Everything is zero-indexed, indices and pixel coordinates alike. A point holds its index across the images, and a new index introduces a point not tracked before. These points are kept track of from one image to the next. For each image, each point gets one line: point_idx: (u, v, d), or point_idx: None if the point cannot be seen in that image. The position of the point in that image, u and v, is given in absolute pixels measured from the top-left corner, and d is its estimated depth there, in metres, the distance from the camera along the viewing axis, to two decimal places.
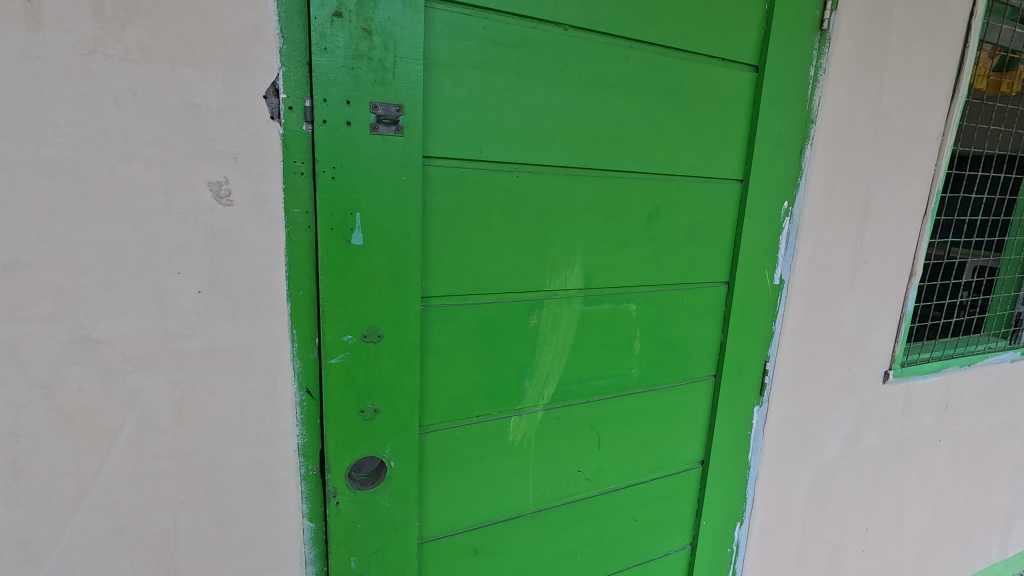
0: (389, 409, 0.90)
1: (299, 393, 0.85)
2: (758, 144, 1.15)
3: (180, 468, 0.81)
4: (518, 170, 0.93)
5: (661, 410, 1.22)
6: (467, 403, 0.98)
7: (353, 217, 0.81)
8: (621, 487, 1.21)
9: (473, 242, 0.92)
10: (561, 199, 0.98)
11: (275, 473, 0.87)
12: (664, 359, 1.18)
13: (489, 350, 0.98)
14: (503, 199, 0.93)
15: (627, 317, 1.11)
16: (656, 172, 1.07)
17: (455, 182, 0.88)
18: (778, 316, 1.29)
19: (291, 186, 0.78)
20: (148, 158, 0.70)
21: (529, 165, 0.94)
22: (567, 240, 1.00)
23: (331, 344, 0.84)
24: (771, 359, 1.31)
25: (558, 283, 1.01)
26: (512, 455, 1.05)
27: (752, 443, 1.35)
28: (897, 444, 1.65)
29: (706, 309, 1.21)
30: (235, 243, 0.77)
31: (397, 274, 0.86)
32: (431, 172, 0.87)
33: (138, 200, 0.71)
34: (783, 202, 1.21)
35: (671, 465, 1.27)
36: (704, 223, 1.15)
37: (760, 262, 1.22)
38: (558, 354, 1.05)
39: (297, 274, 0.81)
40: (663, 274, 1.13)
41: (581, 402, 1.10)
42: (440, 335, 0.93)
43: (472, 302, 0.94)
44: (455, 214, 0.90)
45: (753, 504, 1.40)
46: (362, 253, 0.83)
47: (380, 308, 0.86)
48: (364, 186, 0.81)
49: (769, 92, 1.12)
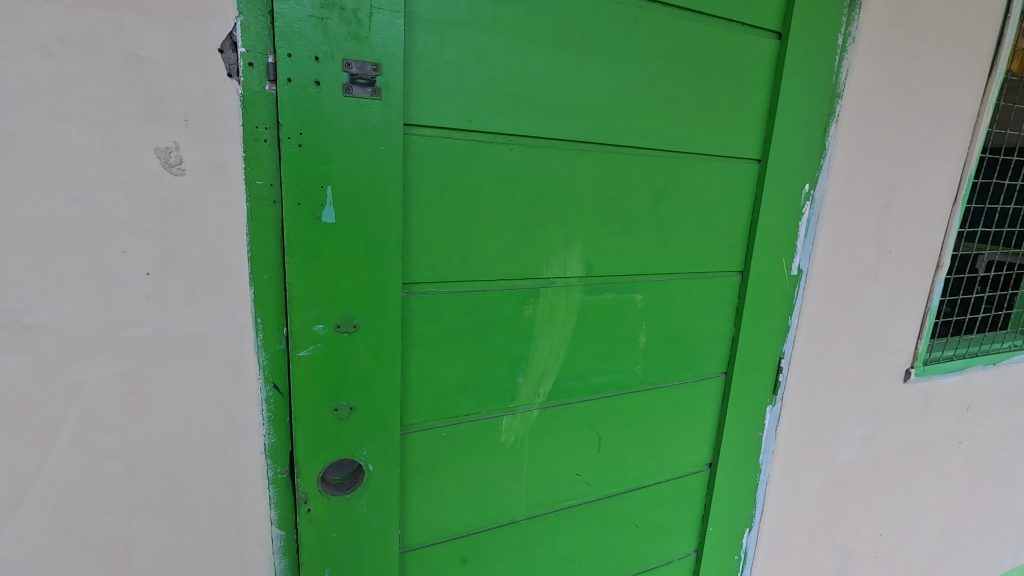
0: (366, 406, 0.81)
1: (266, 388, 0.77)
2: (778, 120, 1.04)
3: (132, 469, 0.73)
4: (512, 143, 0.83)
5: (666, 409, 1.13)
6: (454, 400, 0.89)
7: (324, 190, 0.72)
8: (622, 491, 1.13)
9: (462, 222, 0.82)
10: (560, 177, 0.88)
11: (240, 475, 0.78)
12: (671, 354, 1.09)
13: (479, 342, 0.89)
14: (495, 175, 0.83)
15: (632, 309, 1.01)
16: (665, 148, 0.97)
17: (441, 154, 0.79)
18: (795, 309, 1.19)
19: (252, 155, 0.69)
20: (85, 117, 0.61)
21: (525, 137, 0.84)
22: (565, 222, 0.90)
23: (299, 335, 0.75)
24: (786, 356, 1.22)
25: (556, 269, 0.92)
26: (503, 456, 0.96)
27: (764, 445, 1.27)
28: (915, 447, 1.55)
29: (717, 300, 1.11)
30: (188, 218, 0.68)
31: (375, 258, 0.76)
32: (414, 142, 0.77)
33: (73, 166, 0.62)
34: (803, 185, 1.11)
35: (676, 468, 1.19)
36: (718, 206, 1.05)
37: (777, 250, 1.13)
38: (555, 348, 0.95)
39: (261, 254, 0.72)
40: (672, 262, 1.03)
41: (580, 400, 1.01)
42: (425, 326, 0.84)
43: (460, 289, 0.85)
44: (441, 190, 0.80)
45: (763, 509, 1.32)
46: (334, 232, 0.73)
47: (356, 295, 0.76)
48: (336, 156, 0.71)
49: (792, 63, 1.02)
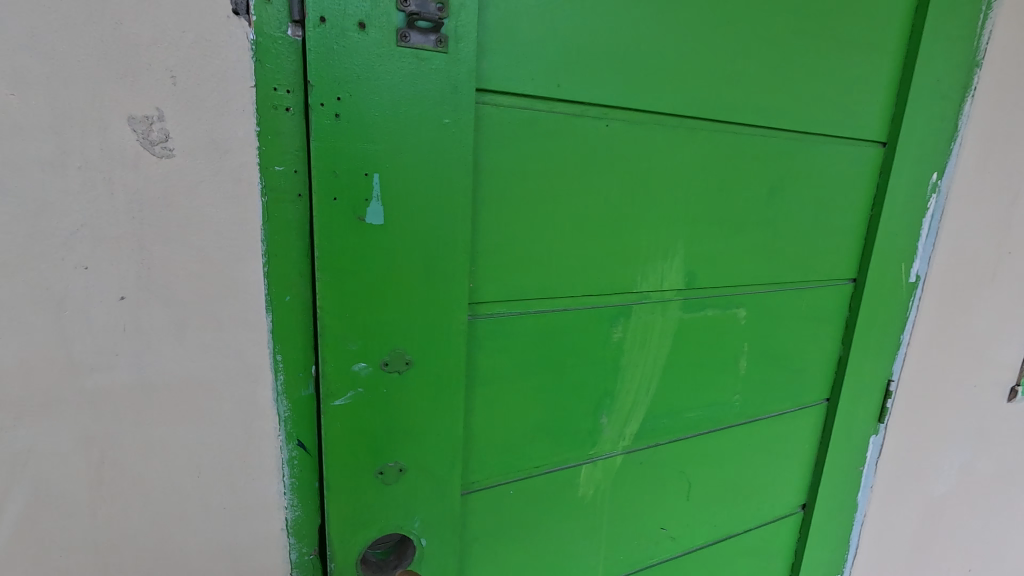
0: (420, 467, 0.61)
1: (288, 447, 0.57)
2: (913, 94, 0.84)
3: (106, 567, 0.52)
4: (607, 117, 0.63)
5: (763, 445, 0.94)
6: (526, 450, 0.70)
7: (370, 179, 0.51)
8: (709, 543, 0.94)
9: (543, 222, 0.62)
10: (663, 162, 0.68)
11: (254, 562, 0.59)
12: (773, 380, 0.90)
13: (558, 375, 0.69)
14: (586, 160, 0.63)
15: (734, 327, 0.82)
16: (785, 127, 0.76)
17: (520, 131, 0.58)
18: (909, 323, 1.00)
19: (269, 129, 0.48)
20: (19, 70, 0.40)
21: (622, 111, 0.64)
22: (665, 221, 0.70)
23: (334, 378, 0.55)
24: (895, 378, 1.03)
25: (651, 282, 0.72)
26: (579, 513, 0.77)
27: (863, 481, 1.08)
28: (1013, 473, 1.37)
29: (826, 314, 0.92)
30: (178, 219, 0.47)
31: (434, 272, 0.56)
32: (487, 116, 0.56)
33: (4, 144, 0.41)
34: (932, 174, 0.91)
35: (768, 512, 1.00)
36: (836, 199, 0.85)
37: (896, 253, 0.93)
38: (646, 378, 0.76)
39: (281, 268, 0.52)
40: (782, 269, 0.83)
41: (670, 441, 0.82)
42: (492, 358, 0.64)
43: (538, 310, 0.65)
44: (518, 181, 0.59)
45: (856, 552, 1.13)
46: (382, 239, 0.53)
47: (410, 323, 0.56)
48: (387, 130, 0.51)
49: (935, 21, 0.82)
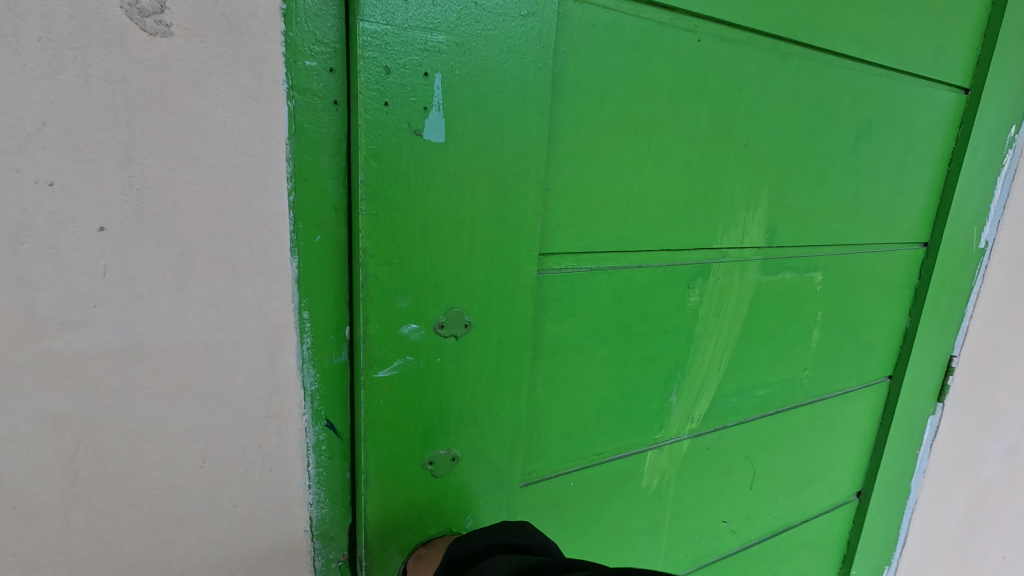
0: (474, 455, 0.51)
1: (315, 429, 0.45)
2: (1004, 32, 0.75)
3: None
4: (702, 33, 0.52)
5: (827, 427, 0.85)
6: (590, 434, 0.59)
7: (431, 81, 0.40)
8: (769, 536, 0.85)
9: (623, 159, 0.52)
10: (755, 95, 0.58)
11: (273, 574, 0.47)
12: (843, 354, 0.81)
13: (629, 346, 0.59)
14: (674, 83, 0.52)
15: (811, 293, 0.72)
16: (878, 61, 0.66)
17: (605, 41, 0.47)
18: (974, 294, 0.92)
19: (298, 8, 0.37)
20: None
21: (718, 26, 0.53)
22: (752, 166, 0.60)
23: (378, 344, 0.43)
24: (957, 354, 0.95)
25: (732, 237, 0.62)
26: (644, 507, 0.68)
27: (917, 465, 1.01)
28: None
29: (897, 281, 0.83)
30: (178, 124, 0.35)
31: (500, 213, 0.45)
32: (567, 16, 0.45)
33: None
34: (1010, 126, 0.83)
35: (826, 501, 0.92)
36: (918, 151, 0.76)
37: (970, 216, 0.85)
38: (719, 350, 0.66)
39: (312, 198, 0.40)
40: (861, 228, 0.74)
41: (738, 423, 0.72)
42: (559, 323, 0.53)
43: (611, 267, 0.55)
44: (598, 105, 0.49)
45: (905, 541, 1.07)
46: (441, 164, 0.41)
47: (471, 274, 0.45)
48: (453, 14, 0.39)
49: None
